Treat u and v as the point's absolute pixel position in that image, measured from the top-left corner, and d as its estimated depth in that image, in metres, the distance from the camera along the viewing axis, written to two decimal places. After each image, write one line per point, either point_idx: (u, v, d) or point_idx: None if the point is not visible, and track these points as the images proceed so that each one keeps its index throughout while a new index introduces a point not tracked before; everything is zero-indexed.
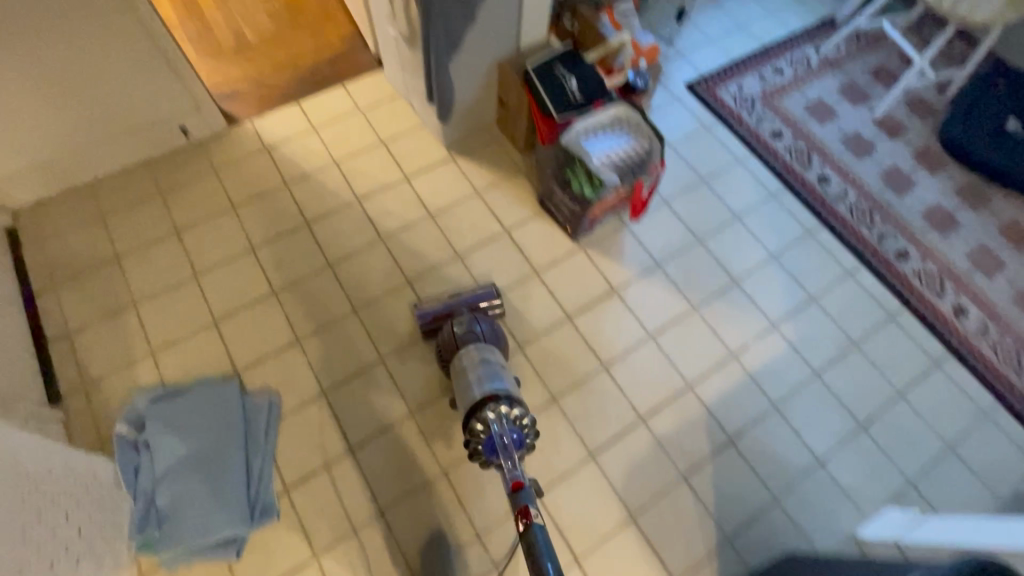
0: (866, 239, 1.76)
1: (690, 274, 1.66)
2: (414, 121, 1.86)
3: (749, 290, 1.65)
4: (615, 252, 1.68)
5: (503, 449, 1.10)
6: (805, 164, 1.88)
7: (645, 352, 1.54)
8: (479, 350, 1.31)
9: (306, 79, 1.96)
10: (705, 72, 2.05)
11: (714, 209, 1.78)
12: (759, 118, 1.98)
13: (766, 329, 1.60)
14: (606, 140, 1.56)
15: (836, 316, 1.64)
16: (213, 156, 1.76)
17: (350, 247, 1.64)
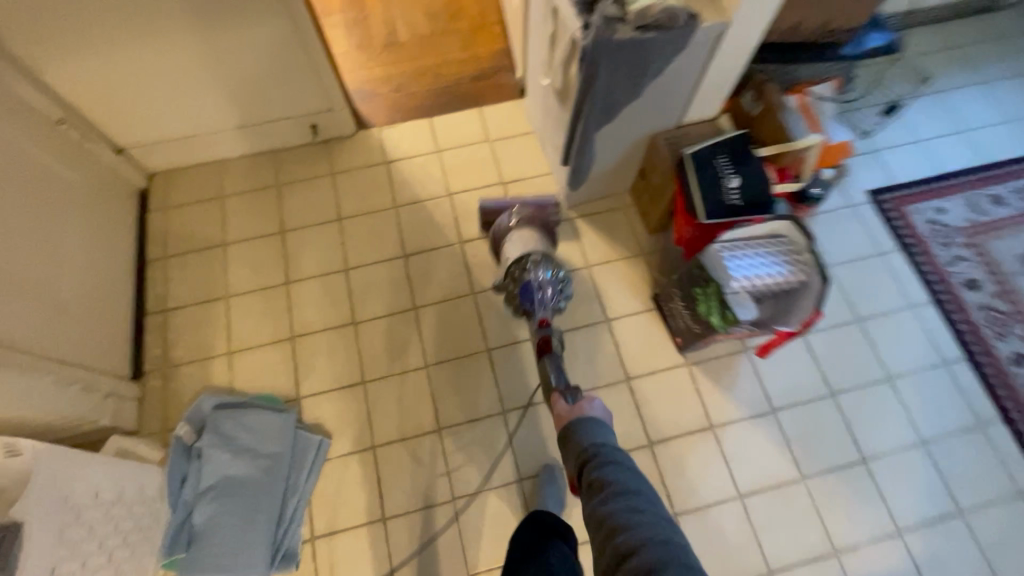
0: None
1: (809, 435, 1.39)
2: (541, 167, 1.70)
3: (879, 478, 1.35)
4: (726, 381, 1.44)
5: (539, 301, 1.34)
6: (1001, 334, 1.49)
7: (728, 514, 1.32)
8: (524, 227, 1.44)
9: (445, 92, 1.86)
10: (899, 182, 1.68)
11: (862, 360, 1.46)
12: (954, 257, 1.59)
13: (888, 534, 1.30)
14: (756, 262, 1.31)
15: (986, 546, 1.29)
16: (334, 159, 1.72)
17: (440, 293, 1.54)
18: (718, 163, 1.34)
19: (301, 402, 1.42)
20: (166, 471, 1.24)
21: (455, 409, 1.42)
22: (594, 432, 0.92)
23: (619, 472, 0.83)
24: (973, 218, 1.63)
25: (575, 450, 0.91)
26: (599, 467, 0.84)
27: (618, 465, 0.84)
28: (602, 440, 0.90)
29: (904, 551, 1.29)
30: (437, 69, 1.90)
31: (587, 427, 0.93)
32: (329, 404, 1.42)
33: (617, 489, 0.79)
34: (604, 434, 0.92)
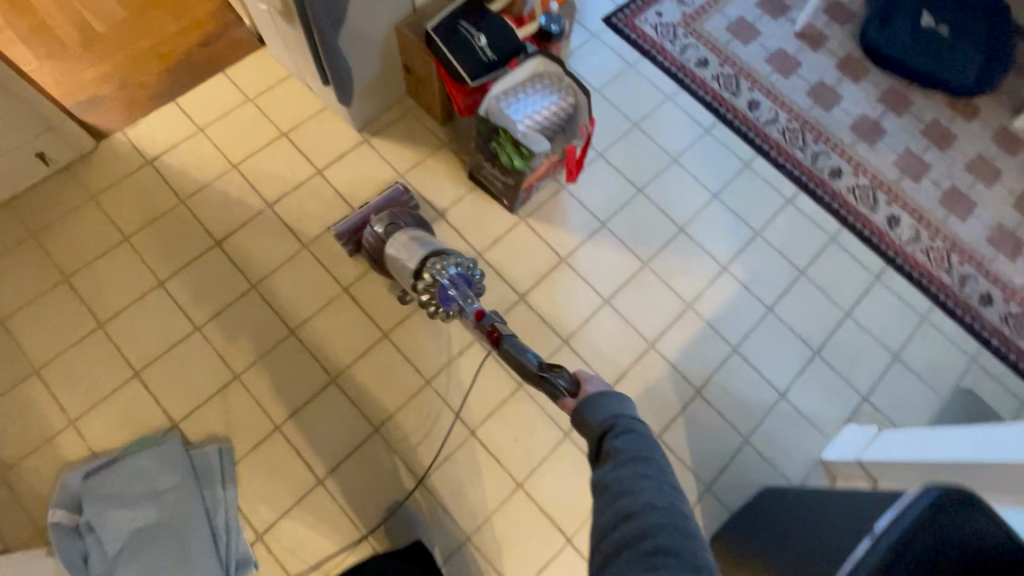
0: (800, 161, 1.75)
1: (636, 229, 1.62)
2: (316, 105, 1.65)
3: (694, 235, 1.63)
4: (558, 219, 1.60)
5: (462, 295, 1.26)
6: (733, 91, 1.82)
7: (602, 319, 1.52)
8: (405, 230, 1.38)
9: (179, 70, 1.68)
10: (621, 3, 1.91)
11: (650, 154, 1.71)
12: (682, 46, 1.87)
13: (718, 275, 1.60)
14: (528, 102, 1.42)
15: (780, 247, 1.65)
16: (86, 182, 1.51)
17: (273, 260, 1.48)
18: (462, 25, 1.39)
19: (182, 425, 1.32)
20: (58, 559, 1.13)
21: (340, 355, 1.41)
22: (606, 408, 0.84)
23: (637, 446, 0.77)
24: (683, 9, 1.92)
25: (591, 426, 0.84)
26: (617, 438, 0.78)
27: (638, 440, 0.78)
28: (618, 412, 0.83)
29: (732, 279, 1.60)
30: (159, 49, 1.71)
31: (599, 401, 0.85)
32: (213, 413, 1.34)
33: (636, 461, 0.74)
34: (620, 404, 0.84)
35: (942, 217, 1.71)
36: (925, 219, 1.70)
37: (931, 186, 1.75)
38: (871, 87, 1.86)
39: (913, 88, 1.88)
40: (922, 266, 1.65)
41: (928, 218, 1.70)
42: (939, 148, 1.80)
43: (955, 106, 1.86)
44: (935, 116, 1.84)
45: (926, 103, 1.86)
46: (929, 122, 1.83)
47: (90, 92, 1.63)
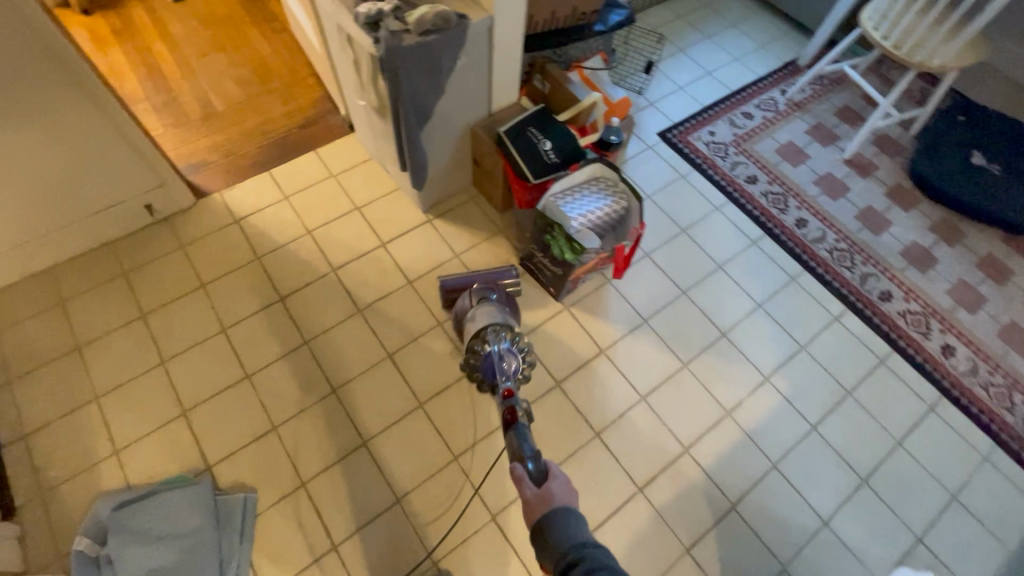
0: (1012, 426, 1.50)
1: (803, 463, 1.42)
2: (462, 199, 1.78)
3: (880, 492, 1.39)
4: (704, 423, 1.45)
5: (505, 371, 1.19)
6: (923, 332, 1.64)
7: (753, 553, 1.30)
8: (485, 304, 1.40)
9: (351, 155, 1.85)
10: (783, 208, 1.85)
11: (820, 381, 1.54)
12: (861, 273, 1.73)
13: (914, 550, 1.33)
14: (586, 203, 1.49)
15: (984, 518, 1.38)
16: (256, 245, 1.66)
17: (386, 347, 1.51)
18: (577, 165, 1.51)
19: (251, 492, 1.30)
20: None
21: (422, 464, 1.36)
22: (571, 537, 0.77)
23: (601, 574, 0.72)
24: (854, 233, 1.81)
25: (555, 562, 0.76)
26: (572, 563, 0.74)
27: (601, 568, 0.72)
28: (583, 540, 0.77)
29: (934, 559, 1.32)
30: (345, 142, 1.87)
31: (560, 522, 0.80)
32: (318, 514, 1.29)
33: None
34: (579, 531, 0.79)
35: None
36: None
37: None
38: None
39: None
40: None
41: None
42: None
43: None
44: None
45: None
46: None
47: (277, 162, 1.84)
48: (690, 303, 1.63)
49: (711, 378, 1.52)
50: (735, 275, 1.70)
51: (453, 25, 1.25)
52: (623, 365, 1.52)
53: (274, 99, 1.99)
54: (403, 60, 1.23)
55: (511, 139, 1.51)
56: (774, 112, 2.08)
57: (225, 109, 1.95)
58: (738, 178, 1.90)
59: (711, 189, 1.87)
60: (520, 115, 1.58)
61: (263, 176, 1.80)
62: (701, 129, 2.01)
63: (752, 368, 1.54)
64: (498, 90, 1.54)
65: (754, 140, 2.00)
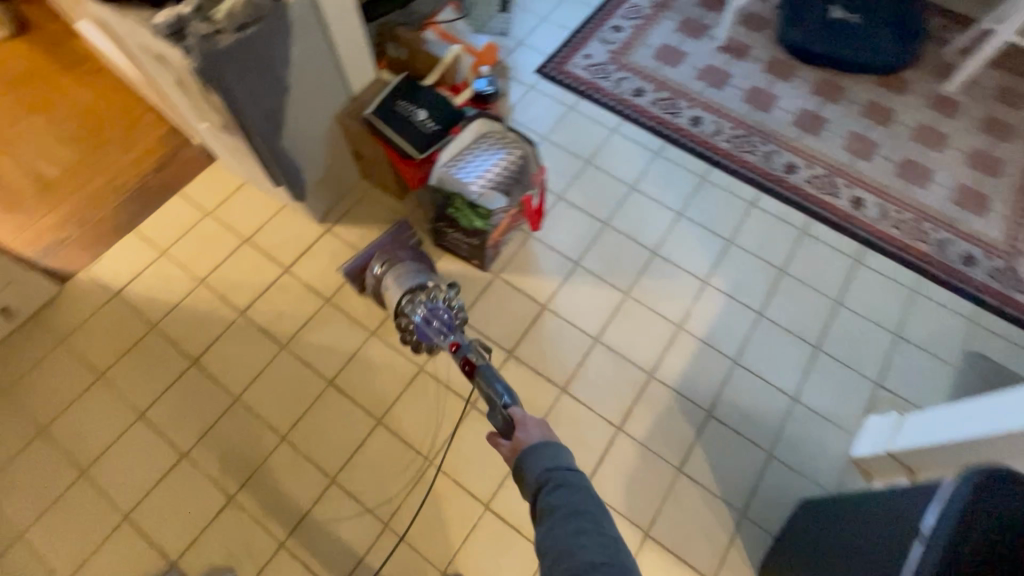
0: (928, 254, 1.60)
1: (759, 351, 1.45)
2: (356, 196, 1.65)
3: (832, 352, 1.45)
4: (660, 344, 1.45)
5: (437, 330, 1.21)
6: (832, 192, 1.69)
7: (738, 449, 1.34)
8: (391, 274, 1.37)
9: (221, 185, 1.67)
10: (676, 111, 1.83)
11: (754, 268, 1.56)
12: (763, 153, 1.76)
13: (876, 394, 1.41)
14: (478, 161, 1.39)
15: (925, 345, 1.47)
16: (147, 314, 1.48)
17: (325, 374, 1.41)
18: (459, 126, 1.41)
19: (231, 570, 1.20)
20: None
21: (399, 478, 1.30)
22: (547, 461, 0.84)
23: (570, 498, 0.79)
24: (747, 117, 1.83)
25: (529, 479, 0.84)
26: (549, 497, 0.80)
27: (569, 492, 0.80)
28: (556, 464, 0.84)
29: (893, 397, 1.40)
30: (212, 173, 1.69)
31: (538, 454, 0.85)
32: (309, 566, 1.22)
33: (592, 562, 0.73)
34: (556, 454, 0.85)
35: None
36: None
37: None
38: (957, 152, 1.78)
39: (1000, 149, 1.78)
40: None
41: None
42: None
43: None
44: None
45: (1019, 164, 1.76)
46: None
47: (140, 217, 1.64)
48: (615, 232, 1.61)
49: (655, 298, 1.52)
50: (649, 191, 1.68)
51: (269, 15, 1.11)
52: (569, 313, 1.49)
53: (114, 149, 1.75)
54: (224, 65, 1.08)
55: (384, 118, 1.40)
56: (641, 18, 2.04)
57: (61, 176, 1.70)
58: (625, 94, 1.87)
59: (603, 113, 1.83)
60: (383, 91, 1.46)
61: (130, 238, 1.59)
62: (576, 54, 1.94)
63: (690, 276, 1.55)
64: (351, 71, 1.41)
65: (631, 52, 1.96)
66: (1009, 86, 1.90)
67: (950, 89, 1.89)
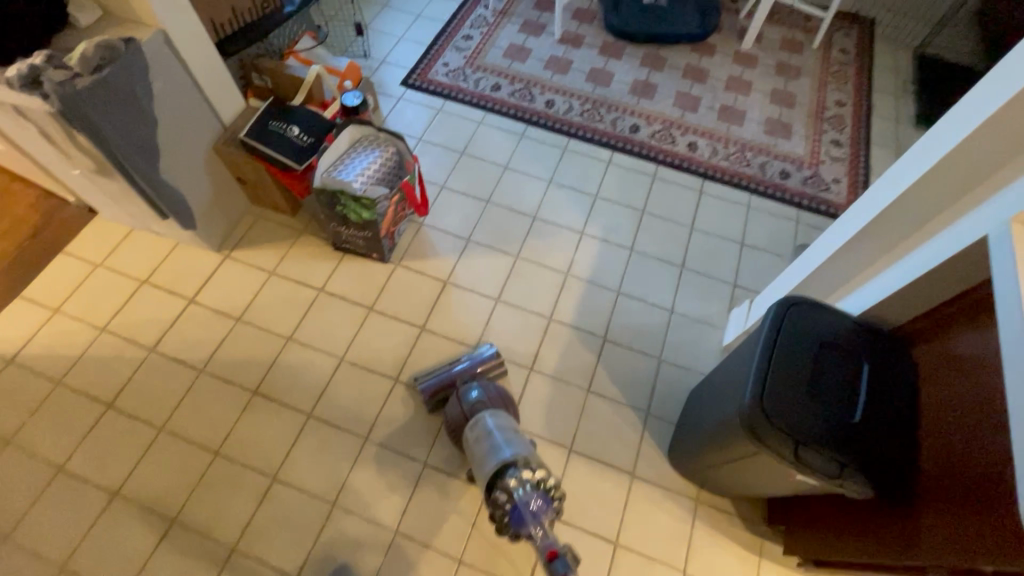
0: (754, 176, 1.92)
1: (638, 279, 1.68)
2: (250, 221, 1.72)
3: (696, 268, 1.71)
4: (554, 292, 1.64)
5: (532, 520, 1.00)
6: (671, 141, 1.99)
7: (635, 363, 1.54)
8: (488, 429, 1.19)
9: (108, 236, 1.68)
10: (531, 97, 2.08)
11: (621, 213, 1.80)
12: (610, 120, 2.03)
13: (735, 293, 1.67)
14: (357, 162, 1.54)
15: (765, 246, 1.77)
16: (49, 371, 1.46)
17: (249, 386, 1.45)
18: (333, 135, 1.55)
19: None
20: None
21: (339, 461, 1.37)
22: None
23: None
24: (591, 93, 2.11)
25: None
26: None
27: None
28: None
29: (749, 292, 1.67)
30: (96, 227, 1.69)
31: None
32: (266, 562, 1.26)
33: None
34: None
35: (872, 174, 1.95)
36: (860, 180, 1.93)
37: (848, 152, 2.00)
38: (761, 93, 2.15)
39: (792, 86, 2.18)
40: None
41: (863, 178, 1.94)
42: (835, 125, 2.07)
43: (831, 87, 2.18)
44: (820, 104, 2.13)
45: (807, 95, 2.15)
46: (818, 109, 2.11)
47: (23, 283, 1.60)
48: (498, 208, 1.80)
49: (543, 255, 1.71)
50: (521, 168, 1.89)
51: (124, 51, 1.19)
52: (470, 283, 1.64)
53: None
54: (89, 105, 1.15)
55: (259, 138, 1.50)
56: (487, 26, 2.29)
57: None
58: (485, 91, 2.08)
59: (469, 109, 2.03)
60: (255, 116, 1.57)
61: (16, 304, 1.56)
62: (435, 64, 2.15)
63: (570, 231, 1.76)
64: (219, 101, 1.50)
65: (482, 55, 2.19)
66: (789, 37, 2.32)
67: (746, 46, 2.28)
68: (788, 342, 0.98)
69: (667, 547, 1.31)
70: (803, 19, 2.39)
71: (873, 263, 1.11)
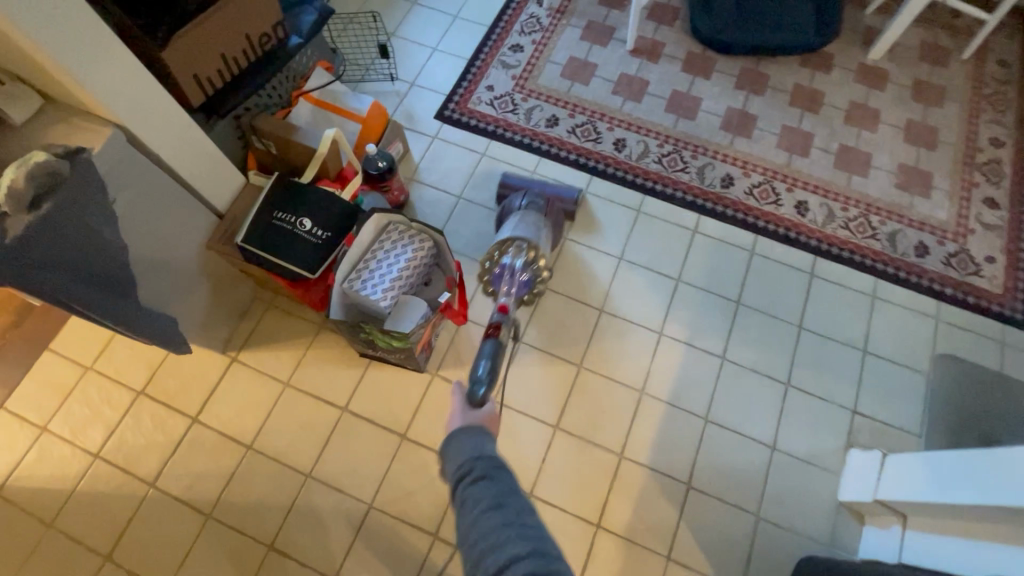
0: (881, 252, 1.51)
1: (731, 400, 1.35)
2: (260, 312, 1.44)
3: (804, 386, 1.36)
4: (625, 417, 1.33)
5: (507, 283, 1.24)
6: (774, 200, 1.57)
7: (726, 520, 1.24)
8: (524, 213, 1.40)
9: (99, 330, 1.43)
10: (596, 135, 1.67)
11: (709, 305, 1.44)
12: (697, 168, 1.62)
13: (854, 423, 1.33)
14: (384, 269, 1.21)
15: (894, 354, 1.39)
16: (38, 509, 1.27)
17: (263, 538, 1.23)
18: (352, 235, 1.20)
19: None
20: None
21: None
22: None
23: None
24: (673, 129, 1.67)
25: None
26: None
27: None
28: None
29: (873, 422, 1.33)
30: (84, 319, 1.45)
31: None
32: None
33: (465, 545, 0.67)
34: (480, 446, 0.76)
35: None
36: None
37: (1006, 217, 1.55)
38: (892, 128, 1.68)
39: (933, 117, 1.69)
40: None
41: None
42: (988, 176, 1.61)
43: (986, 118, 1.69)
44: (969, 144, 1.65)
45: (952, 131, 1.67)
46: (967, 151, 1.64)
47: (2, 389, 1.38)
48: (557, 295, 1.46)
49: (610, 363, 1.39)
50: (584, 239, 1.53)
51: (69, 174, 0.89)
52: (522, 403, 1.35)
53: None
54: (23, 261, 0.85)
55: (260, 242, 1.17)
56: (541, 32, 1.83)
57: None
58: (539, 127, 1.68)
59: (519, 153, 1.64)
60: (256, 203, 1.24)
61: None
62: (478, 88, 1.73)
63: (644, 329, 1.42)
64: (209, 188, 1.18)
65: (536, 74, 1.76)
66: (931, 45, 1.80)
67: (873, 58, 1.77)
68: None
69: None
70: (951, 15, 1.84)
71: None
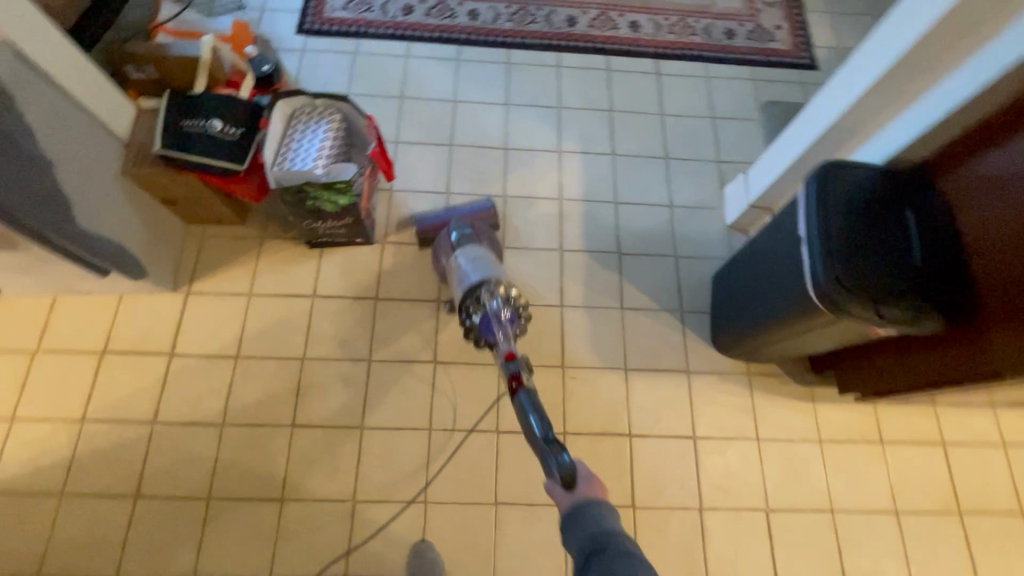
0: (702, 43, 1.85)
1: (631, 183, 1.63)
2: (196, 244, 1.47)
3: (679, 155, 1.68)
4: (555, 222, 1.57)
5: (502, 325, 1.15)
6: (613, 25, 1.85)
7: (655, 267, 1.54)
8: (466, 250, 1.31)
9: (30, 314, 1.38)
10: (450, 11, 1.83)
11: (590, 118, 1.70)
12: (544, 17, 1.84)
13: (722, 170, 1.67)
14: (308, 144, 1.31)
15: (734, 113, 1.75)
16: (43, 486, 1.25)
17: (283, 421, 1.33)
18: (265, 120, 1.28)
19: None
20: None
21: (412, 458, 1.32)
22: None
23: None
24: None
25: None
26: None
27: None
28: None
29: (734, 165, 1.68)
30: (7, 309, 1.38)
31: None
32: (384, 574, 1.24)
33: None
34: (602, 522, 0.80)
35: (807, 12, 1.93)
36: (799, 20, 1.91)
37: None
38: None
39: None
40: (828, 55, 1.87)
41: (801, 18, 1.92)
42: None
43: None
44: None
45: None
46: None
47: None
48: (464, 149, 1.64)
49: (529, 187, 1.61)
50: (473, 97, 1.71)
51: None
52: None
53: None
54: None
55: (184, 148, 1.22)
56: None
57: None
58: (397, 17, 1.80)
59: (388, 44, 1.76)
60: (158, 122, 1.26)
61: None
62: None
63: (547, 153, 1.65)
64: (108, 114, 1.20)
65: None
66: None
67: None
68: (837, 207, 0.99)
69: (736, 423, 1.40)
70: None
71: (876, 117, 1.15)
